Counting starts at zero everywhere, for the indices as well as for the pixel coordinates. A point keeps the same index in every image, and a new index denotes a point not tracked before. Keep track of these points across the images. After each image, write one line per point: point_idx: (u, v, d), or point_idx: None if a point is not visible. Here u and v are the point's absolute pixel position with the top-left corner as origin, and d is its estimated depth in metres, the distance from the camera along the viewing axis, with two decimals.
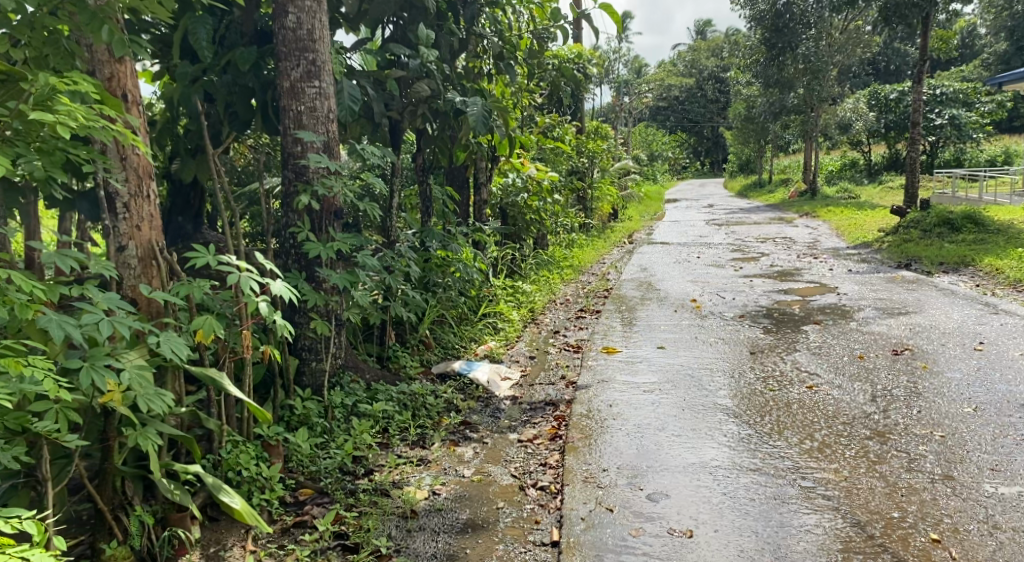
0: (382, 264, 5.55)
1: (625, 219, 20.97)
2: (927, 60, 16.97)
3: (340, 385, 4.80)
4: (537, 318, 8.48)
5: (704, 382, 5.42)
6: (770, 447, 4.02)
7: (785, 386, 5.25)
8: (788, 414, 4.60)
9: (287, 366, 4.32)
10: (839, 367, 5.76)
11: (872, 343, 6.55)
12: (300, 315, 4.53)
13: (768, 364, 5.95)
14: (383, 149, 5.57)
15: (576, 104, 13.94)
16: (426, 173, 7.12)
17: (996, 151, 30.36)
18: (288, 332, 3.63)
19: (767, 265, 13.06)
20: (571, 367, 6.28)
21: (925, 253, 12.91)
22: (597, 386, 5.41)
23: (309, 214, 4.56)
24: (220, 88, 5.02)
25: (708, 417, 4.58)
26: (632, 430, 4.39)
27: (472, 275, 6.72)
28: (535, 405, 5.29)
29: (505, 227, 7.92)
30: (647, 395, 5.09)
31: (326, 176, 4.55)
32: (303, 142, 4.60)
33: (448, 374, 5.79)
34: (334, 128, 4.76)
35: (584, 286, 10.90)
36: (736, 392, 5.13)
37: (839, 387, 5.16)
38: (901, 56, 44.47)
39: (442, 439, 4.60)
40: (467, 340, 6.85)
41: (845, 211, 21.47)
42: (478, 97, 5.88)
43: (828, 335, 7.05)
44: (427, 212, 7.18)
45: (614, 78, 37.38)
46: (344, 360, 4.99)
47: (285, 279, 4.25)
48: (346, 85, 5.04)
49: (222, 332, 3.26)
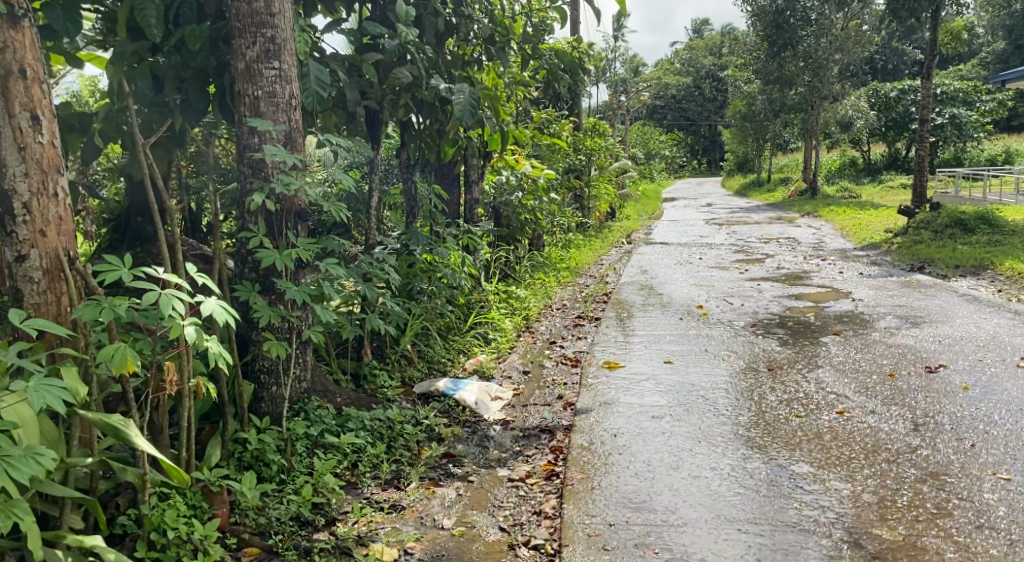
0: (356, 272, 4.92)
1: (622, 219, 20.36)
2: (936, 55, 16.40)
3: (305, 412, 4.18)
4: (531, 327, 7.84)
5: (720, 406, 4.81)
6: (805, 495, 3.44)
7: (813, 412, 4.64)
8: (821, 448, 4.01)
9: (240, 392, 3.71)
10: (869, 387, 5.15)
11: (901, 358, 5.94)
12: (258, 330, 3.91)
13: (790, 383, 5.34)
14: (359, 142, 4.92)
15: (573, 98, 13.31)
16: (410, 171, 6.50)
17: (997, 150, 29.84)
18: (227, 361, 2.99)
19: (772, 267, 12.46)
20: (570, 385, 5.67)
21: (938, 256, 12.35)
22: (599, 410, 4.80)
23: (268, 215, 3.93)
24: (168, 71, 4.36)
25: (728, 451, 3.98)
26: (640, 468, 3.79)
27: (460, 282, 6.11)
28: (530, 433, 4.67)
29: (498, 228, 7.29)
30: (656, 423, 4.48)
31: (288, 171, 3.90)
32: (260, 132, 3.96)
33: (431, 396, 5.16)
34: (298, 117, 4.13)
35: (581, 291, 10.26)
36: (756, 420, 4.52)
37: (873, 414, 4.55)
38: (900, 55, 44.03)
39: (421, 477, 3.97)
40: (455, 353, 6.24)
41: (847, 211, 20.93)
42: (465, 84, 5.22)
43: (851, 348, 6.45)
44: (412, 213, 6.55)
45: (610, 76, 36.73)
46: (310, 384, 4.37)
47: (235, 294, 3.62)
48: (314, 67, 4.36)
49: (136, 365, 2.65)
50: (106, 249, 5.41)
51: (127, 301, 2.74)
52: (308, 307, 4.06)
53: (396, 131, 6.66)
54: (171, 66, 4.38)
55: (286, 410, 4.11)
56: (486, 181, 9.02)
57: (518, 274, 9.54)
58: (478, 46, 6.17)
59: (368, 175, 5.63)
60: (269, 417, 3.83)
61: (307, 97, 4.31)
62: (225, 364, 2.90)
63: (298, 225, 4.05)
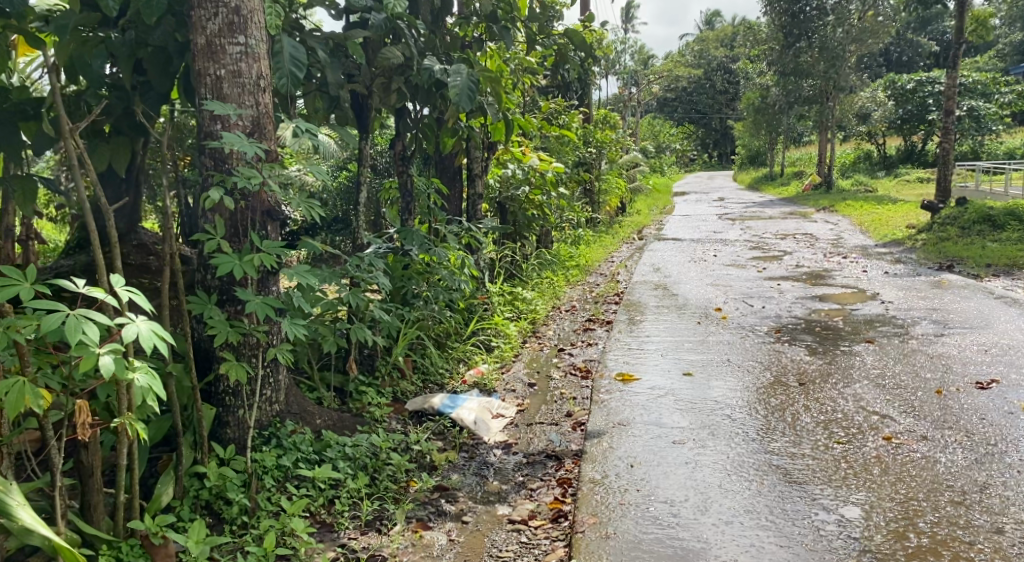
0: (340, 278, 4.38)
1: (634, 214, 19.76)
2: (963, 43, 15.72)
3: (276, 439, 3.66)
4: (538, 332, 7.31)
5: (750, 430, 4.26)
6: (861, 551, 2.89)
7: (857, 437, 4.09)
8: (872, 485, 3.45)
9: (199, 419, 3.22)
10: (918, 407, 4.58)
11: (947, 372, 5.36)
12: (221, 347, 3.37)
13: (827, 401, 4.78)
14: (344, 131, 4.36)
15: (584, 87, 12.73)
16: (407, 163, 5.96)
17: (1016, 143, 29.07)
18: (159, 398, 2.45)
19: (791, 265, 11.88)
20: (579, 401, 5.13)
21: (968, 254, 11.74)
22: (612, 433, 4.26)
23: (231, 212, 3.38)
24: (122, 48, 3.80)
25: (763, 488, 3.44)
26: (662, 511, 3.25)
27: (459, 285, 5.58)
28: (534, 460, 4.14)
29: (503, 227, 6.75)
30: (677, 451, 3.94)
31: (254, 162, 3.34)
32: (222, 118, 3.41)
33: (425, 413, 4.64)
34: (268, 101, 3.56)
35: (590, 291, 9.71)
36: (792, 448, 3.97)
37: (927, 441, 3.99)
38: (914, 47, 43.13)
39: (408, 517, 3.45)
40: (454, 364, 5.71)
41: (865, 205, 20.29)
42: (463, 66, 4.61)
43: (887, 358, 5.88)
44: (409, 210, 6.01)
45: (621, 69, 36.07)
46: (286, 406, 3.85)
47: (188, 307, 3.08)
48: (287, 42, 3.78)
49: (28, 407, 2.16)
50: (70, 250, 4.88)
51: (32, 326, 2.24)
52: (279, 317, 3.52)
53: (390, 119, 6.10)
54: (124, 43, 3.82)
55: (256, 436, 3.61)
56: (491, 175, 8.49)
57: (525, 274, 9.00)
58: (479, 24, 5.63)
59: (358, 168, 5.08)
60: (234, 447, 3.33)
61: (279, 78, 3.74)
62: (155, 404, 2.37)
63: (268, 226, 3.51)
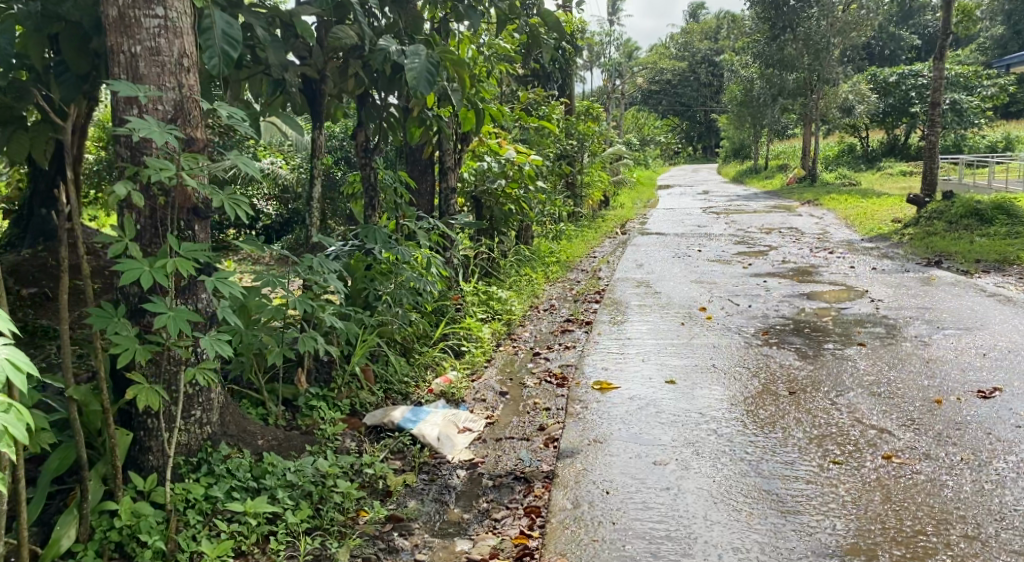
0: (285, 282, 3.96)
1: (616, 208, 19.40)
2: (949, 33, 15.43)
3: (207, 464, 3.25)
4: (513, 334, 6.93)
5: (737, 447, 3.89)
6: None
7: (855, 456, 3.73)
8: (875, 515, 3.10)
9: (110, 445, 2.83)
10: (919, 419, 4.22)
11: (946, 379, 5.01)
12: (139, 364, 2.96)
13: (819, 413, 4.42)
14: (291, 119, 3.95)
15: (564, 77, 12.32)
16: (370, 156, 5.54)
17: (997, 136, 28.95)
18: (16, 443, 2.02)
19: (777, 261, 11.54)
20: (554, 412, 4.75)
21: (956, 249, 11.46)
22: (587, 452, 3.89)
23: (151, 209, 2.97)
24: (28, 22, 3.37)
25: (754, 520, 3.09)
26: (640, 551, 2.90)
27: (426, 286, 5.17)
28: (501, 482, 3.75)
29: (476, 223, 6.33)
30: (659, 473, 3.58)
31: (174, 151, 2.91)
32: (138, 102, 2.98)
33: (384, 429, 4.25)
34: (194, 82, 3.12)
35: (570, 289, 9.35)
36: (784, 469, 3.60)
37: (930, 460, 3.63)
38: (896, 41, 42.86)
39: (353, 555, 3.06)
40: (420, 371, 5.32)
41: (849, 199, 20.04)
42: (423, 48, 4.15)
43: (882, 362, 5.54)
44: (372, 205, 5.61)
45: (604, 61, 35.55)
46: (221, 427, 3.44)
47: (92, 319, 2.66)
48: (218, 14, 3.32)
49: None
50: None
51: None
52: (208, 329, 3.09)
53: (353, 105, 5.67)
54: (29, 16, 3.41)
55: (183, 463, 3.19)
56: (464, 167, 8.09)
57: (502, 271, 8.61)
58: (445, 3, 5.21)
59: (312, 161, 4.65)
60: (152, 476, 2.93)
61: (209, 58, 3.27)
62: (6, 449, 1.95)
63: (194, 224, 3.09)
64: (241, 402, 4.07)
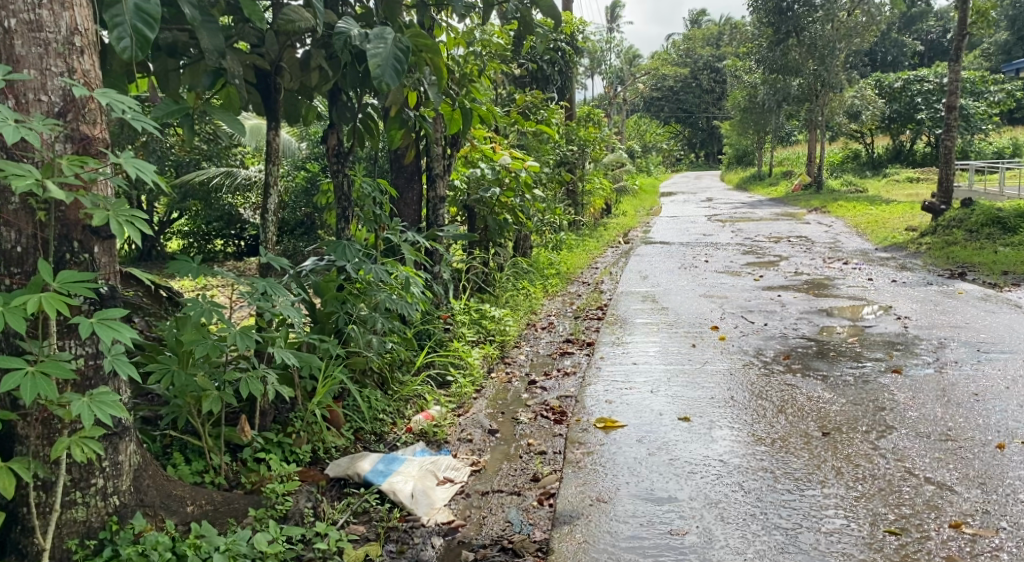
0: (224, 314, 3.30)
1: (618, 216, 18.71)
2: (966, 35, 14.78)
3: (111, 544, 2.61)
4: (507, 358, 6.27)
5: (769, 511, 3.23)
6: None
7: (915, 523, 3.08)
8: None
9: None
10: (983, 472, 3.56)
11: (1001, 416, 4.36)
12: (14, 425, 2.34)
13: (862, 461, 3.75)
14: (233, 126, 3.15)
15: (566, 80, 11.68)
16: (343, 161, 4.89)
17: (1004, 142, 28.32)
18: None
19: (789, 272, 10.89)
20: (550, 458, 4.08)
21: (980, 260, 10.80)
22: (590, 518, 3.24)
23: (29, 227, 2.32)
24: None
25: None
26: None
27: (404, 310, 4.52)
28: (485, 555, 3.10)
29: (467, 236, 5.66)
30: (678, 552, 2.93)
31: (54, 155, 2.26)
32: (15, 92, 2.34)
33: (348, 483, 3.60)
34: (90, 67, 2.46)
35: (571, 303, 8.70)
36: (830, 543, 2.95)
37: (1010, 532, 2.99)
38: (899, 46, 42.37)
39: None
40: (399, 406, 4.66)
41: (858, 206, 19.40)
42: (390, 31, 3.51)
43: (924, 393, 4.88)
44: (345, 216, 4.95)
45: (604, 68, 34.75)
46: (136, 494, 2.78)
47: None
48: None
49: None
50: None
51: None
52: (106, 380, 2.45)
53: (326, 105, 5.04)
54: None
55: (79, 546, 2.56)
56: (454, 174, 7.44)
57: (497, 287, 7.95)
58: None
59: (268, 168, 4.00)
60: None
61: (117, 39, 2.59)
62: None
63: (92, 247, 2.45)
64: (175, 453, 3.42)
